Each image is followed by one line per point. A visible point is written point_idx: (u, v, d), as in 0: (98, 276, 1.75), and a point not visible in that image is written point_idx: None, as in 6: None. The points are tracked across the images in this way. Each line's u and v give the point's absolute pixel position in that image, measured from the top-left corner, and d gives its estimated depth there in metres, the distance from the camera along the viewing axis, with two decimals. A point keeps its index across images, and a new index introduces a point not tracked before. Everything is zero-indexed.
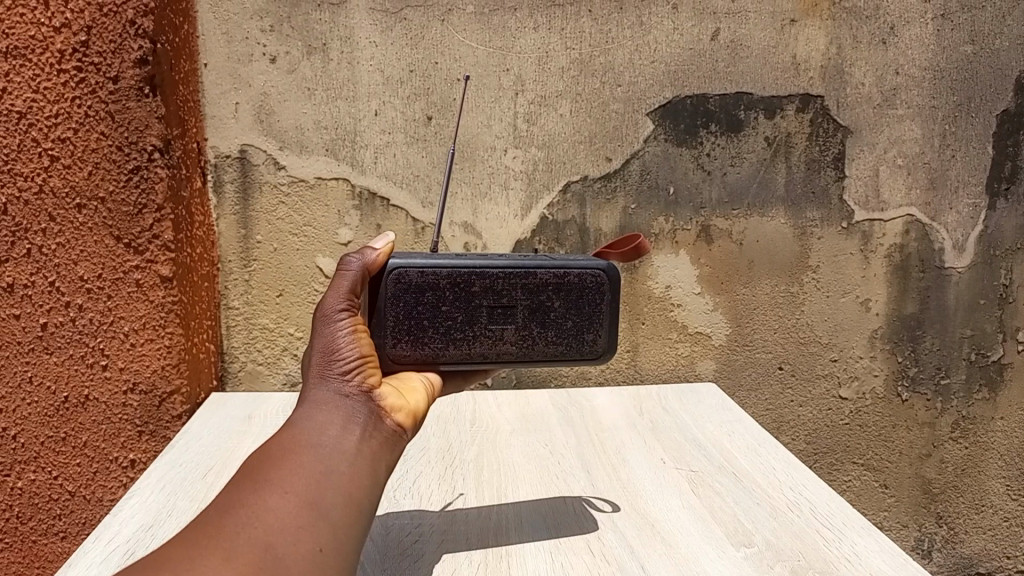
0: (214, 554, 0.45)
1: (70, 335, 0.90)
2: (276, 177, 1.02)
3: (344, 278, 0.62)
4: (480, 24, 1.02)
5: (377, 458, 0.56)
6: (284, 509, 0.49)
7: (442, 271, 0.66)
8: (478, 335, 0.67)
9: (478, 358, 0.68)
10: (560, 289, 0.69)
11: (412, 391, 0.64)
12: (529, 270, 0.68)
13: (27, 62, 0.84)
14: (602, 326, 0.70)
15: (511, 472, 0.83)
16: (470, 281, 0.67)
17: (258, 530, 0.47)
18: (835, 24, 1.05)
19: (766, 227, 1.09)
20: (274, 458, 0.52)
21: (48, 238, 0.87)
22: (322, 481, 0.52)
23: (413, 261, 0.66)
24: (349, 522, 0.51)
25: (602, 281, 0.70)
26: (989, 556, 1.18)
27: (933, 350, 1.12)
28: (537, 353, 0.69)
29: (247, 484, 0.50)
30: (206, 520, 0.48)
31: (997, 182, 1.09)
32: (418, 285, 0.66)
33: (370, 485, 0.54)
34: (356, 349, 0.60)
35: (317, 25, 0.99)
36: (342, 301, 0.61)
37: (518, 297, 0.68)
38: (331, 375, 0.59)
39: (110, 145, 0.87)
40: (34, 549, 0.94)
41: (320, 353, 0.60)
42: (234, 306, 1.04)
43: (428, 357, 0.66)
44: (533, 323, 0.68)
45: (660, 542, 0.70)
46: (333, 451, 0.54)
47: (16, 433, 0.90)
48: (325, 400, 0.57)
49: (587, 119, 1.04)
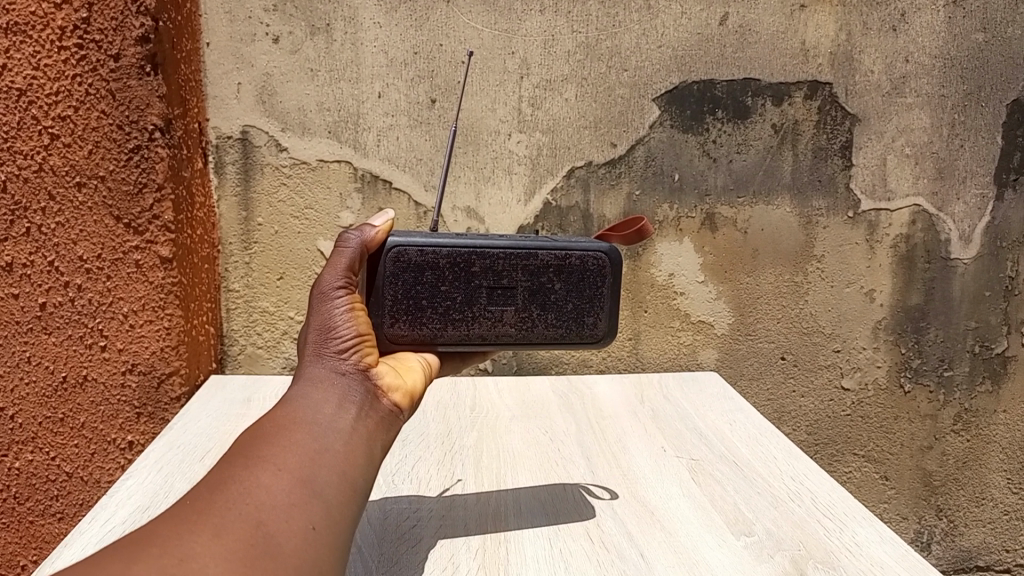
0: (204, 530, 0.45)
1: (69, 315, 0.89)
2: (278, 159, 1.01)
3: (342, 256, 0.61)
4: (486, 6, 1.01)
5: (373, 437, 0.56)
6: (276, 487, 0.49)
7: (442, 251, 0.65)
8: (477, 316, 0.67)
9: (477, 340, 0.67)
10: (561, 271, 0.68)
11: (410, 370, 0.64)
12: (530, 252, 0.67)
13: (28, 39, 0.83)
14: (603, 309, 0.69)
15: (510, 458, 0.83)
16: (471, 261, 0.66)
17: (250, 507, 0.47)
18: (845, 10, 1.04)
19: (771, 215, 1.08)
20: (268, 435, 0.52)
21: (47, 217, 0.87)
22: (316, 459, 0.51)
23: (413, 240, 0.65)
24: (343, 501, 0.51)
25: (604, 264, 0.69)
26: (988, 549, 1.18)
27: (937, 342, 1.11)
28: (536, 336, 0.68)
29: (239, 461, 0.50)
30: (198, 497, 0.48)
31: (1006, 172, 1.08)
32: (418, 264, 0.65)
33: (365, 464, 0.54)
34: (353, 327, 0.60)
35: (321, 5, 0.98)
36: (340, 278, 0.60)
37: (518, 278, 0.67)
38: (327, 353, 0.58)
39: (110, 124, 0.86)
40: (31, 529, 0.94)
41: (317, 331, 0.59)
42: (234, 289, 1.04)
43: (426, 337, 0.66)
44: (532, 305, 0.68)
45: (660, 530, 0.70)
46: (327, 429, 0.53)
47: (14, 413, 0.90)
48: (321, 378, 0.57)
49: (593, 104, 1.03)
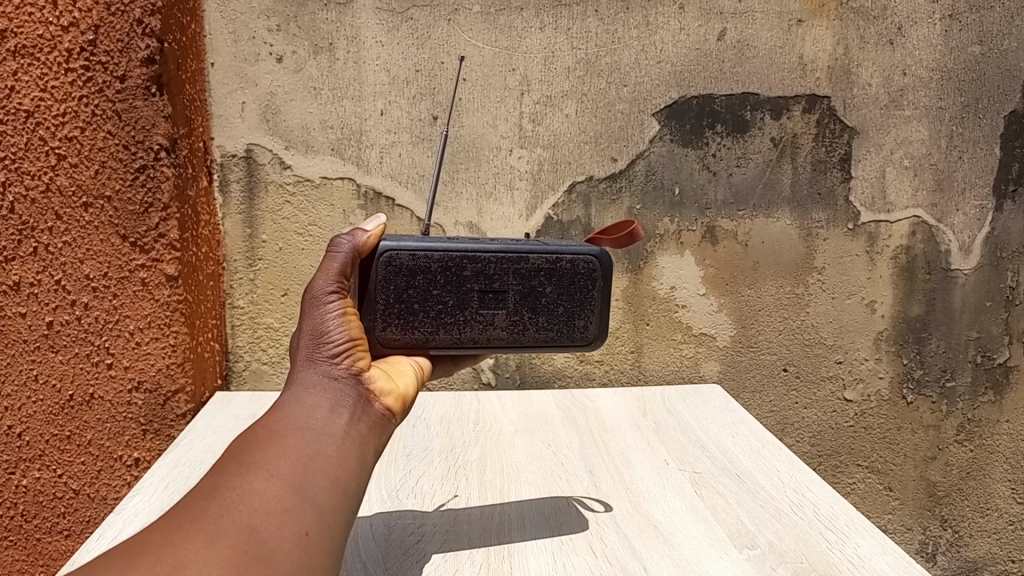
0: (199, 537, 0.46)
1: (76, 333, 0.90)
2: (282, 177, 1.02)
3: (334, 261, 0.62)
4: (487, 24, 1.02)
5: (365, 441, 0.57)
6: (270, 493, 0.49)
7: (433, 255, 0.66)
8: (469, 319, 0.67)
9: (468, 343, 0.68)
10: (551, 275, 0.69)
11: (402, 374, 0.64)
12: (521, 255, 0.68)
13: (34, 61, 0.84)
14: (594, 312, 0.70)
15: (512, 472, 0.83)
16: (462, 265, 0.67)
17: (243, 513, 0.48)
18: (842, 25, 1.05)
19: (772, 228, 1.08)
20: (261, 441, 0.52)
21: (54, 236, 0.87)
22: (309, 463, 0.52)
23: (404, 244, 0.66)
24: (337, 506, 0.52)
25: (594, 267, 0.70)
26: (994, 559, 1.18)
27: (938, 352, 1.12)
28: (528, 339, 0.69)
29: (232, 469, 0.50)
30: (191, 504, 0.48)
31: (1004, 183, 1.08)
32: (410, 268, 0.66)
33: (358, 468, 0.55)
34: (346, 331, 0.60)
35: (324, 24, 0.99)
36: (332, 283, 0.61)
37: (510, 282, 0.68)
38: (320, 358, 0.59)
39: (116, 145, 0.87)
40: (38, 546, 0.94)
41: (309, 336, 0.60)
42: (239, 305, 1.05)
43: (418, 341, 0.67)
44: (524, 308, 0.68)
45: (662, 542, 0.70)
46: (320, 434, 0.54)
47: (21, 431, 0.91)
48: (314, 382, 0.57)
49: (593, 120, 1.04)
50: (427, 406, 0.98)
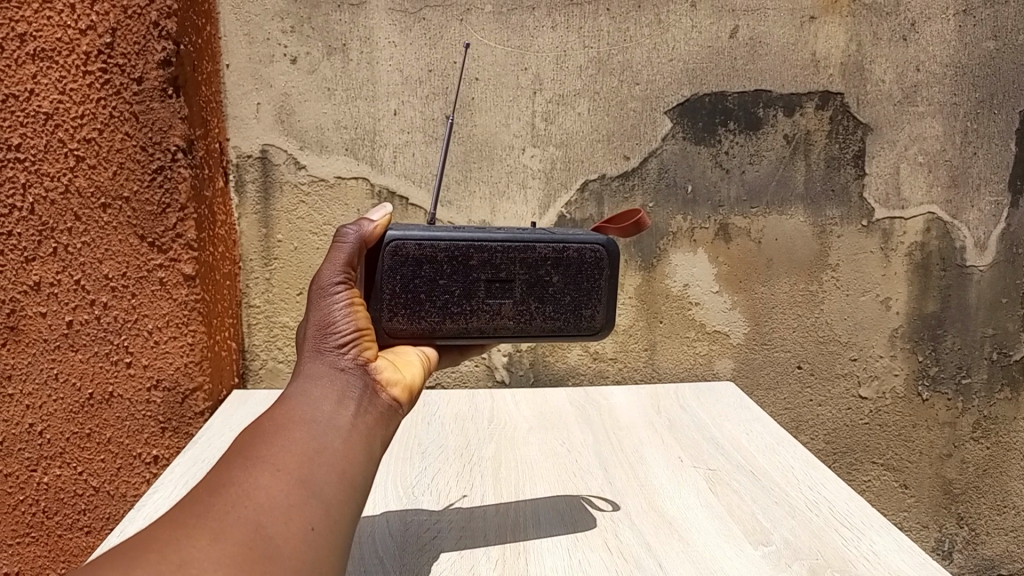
0: (205, 534, 0.46)
1: (95, 333, 0.91)
2: (296, 177, 1.03)
3: (341, 251, 0.63)
4: (499, 23, 1.02)
5: (372, 432, 0.57)
6: (276, 489, 0.49)
7: (440, 244, 0.67)
8: (476, 309, 0.68)
9: (474, 333, 0.68)
10: (558, 264, 0.69)
11: (409, 365, 0.65)
12: (527, 245, 0.68)
13: (54, 64, 0.85)
14: (600, 301, 0.70)
15: (527, 469, 0.84)
16: (468, 255, 0.67)
17: (249, 509, 0.48)
18: (855, 21, 1.04)
19: (785, 224, 1.08)
20: (267, 435, 0.53)
21: (73, 237, 0.89)
22: (315, 457, 0.52)
23: (411, 234, 0.66)
24: (343, 500, 0.52)
25: (601, 257, 0.70)
26: (1012, 557, 1.17)
27: (954, 349, 1.11)
28: (535, 328, 0.69)
29: (238, 463, 0.51)
30: (198, 500, 0.48)
31: (1020, 179, 1.08)
32: (416, 257, 0.66)
33: (365, 460, 0.55)
34: (352, 322, 0.61)
35: (338, 25, 1.00)
36: (339, 273, 0.62)
37: (516, 271, 0.68)
38: (326, 348, 0.60)
39: (134, 146, 0.88)
40: (59, 543, 0.95)
41: (316, 327, 0.60)
42: (255, 305, 1.06)
43: (425, 331, 0.67)
44: (530, 298, 0.69)
45: (677, 540, 0.70)
46: (326, 426, 0.54)
47: (42, 429, 0.92)
48: (320, 373, 0.58)
49: (606, 118, 1.05)
50: (441, 404, 0.98)
